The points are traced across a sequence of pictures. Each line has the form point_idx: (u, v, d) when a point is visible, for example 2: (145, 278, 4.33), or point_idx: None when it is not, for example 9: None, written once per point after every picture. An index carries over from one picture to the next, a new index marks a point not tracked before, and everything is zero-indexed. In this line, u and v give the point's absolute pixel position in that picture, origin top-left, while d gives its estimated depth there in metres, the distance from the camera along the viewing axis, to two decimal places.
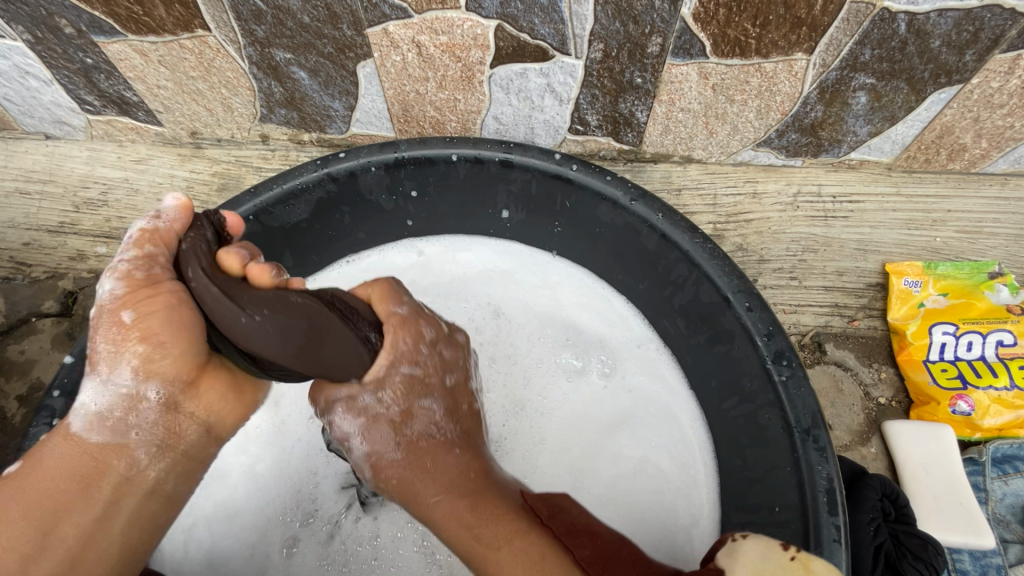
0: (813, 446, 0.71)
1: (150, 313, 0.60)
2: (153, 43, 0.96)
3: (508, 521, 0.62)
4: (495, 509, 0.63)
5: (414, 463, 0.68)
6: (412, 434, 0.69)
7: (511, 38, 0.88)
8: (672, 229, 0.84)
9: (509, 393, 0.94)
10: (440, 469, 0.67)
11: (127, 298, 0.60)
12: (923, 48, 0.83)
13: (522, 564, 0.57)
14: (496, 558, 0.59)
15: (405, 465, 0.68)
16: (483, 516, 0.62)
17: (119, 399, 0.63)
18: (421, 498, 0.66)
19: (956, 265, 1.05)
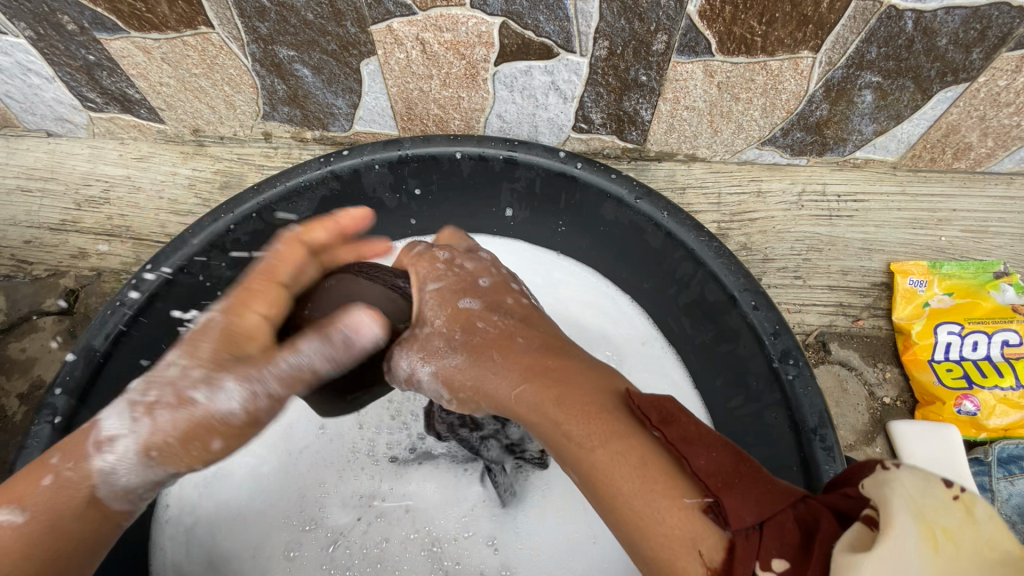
0: (820, 446, 0.70)
1: (238, 445, 0.60)
2: (156, 40, 0.96)
3: (603, 417, 0.50)
4: (582, 406, 0.51)
5: (478, 370, 0.59)
6: (466, 338, 0.62)
7: (515, 35, 0.87)
8: (678, 228, 0.84)
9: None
10: (513, 373, 0.56)
11: (230, 431, 0.57)
12: (929, 46, 0.83)
13: (622, 468, 0.46)
14: (590, 463, 0.48)
15: (469, 371, 0.59)
16: (571, 415, 0.50)
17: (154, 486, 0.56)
18: (497, 400, 0.57)
19: (961, 264, 1.05)
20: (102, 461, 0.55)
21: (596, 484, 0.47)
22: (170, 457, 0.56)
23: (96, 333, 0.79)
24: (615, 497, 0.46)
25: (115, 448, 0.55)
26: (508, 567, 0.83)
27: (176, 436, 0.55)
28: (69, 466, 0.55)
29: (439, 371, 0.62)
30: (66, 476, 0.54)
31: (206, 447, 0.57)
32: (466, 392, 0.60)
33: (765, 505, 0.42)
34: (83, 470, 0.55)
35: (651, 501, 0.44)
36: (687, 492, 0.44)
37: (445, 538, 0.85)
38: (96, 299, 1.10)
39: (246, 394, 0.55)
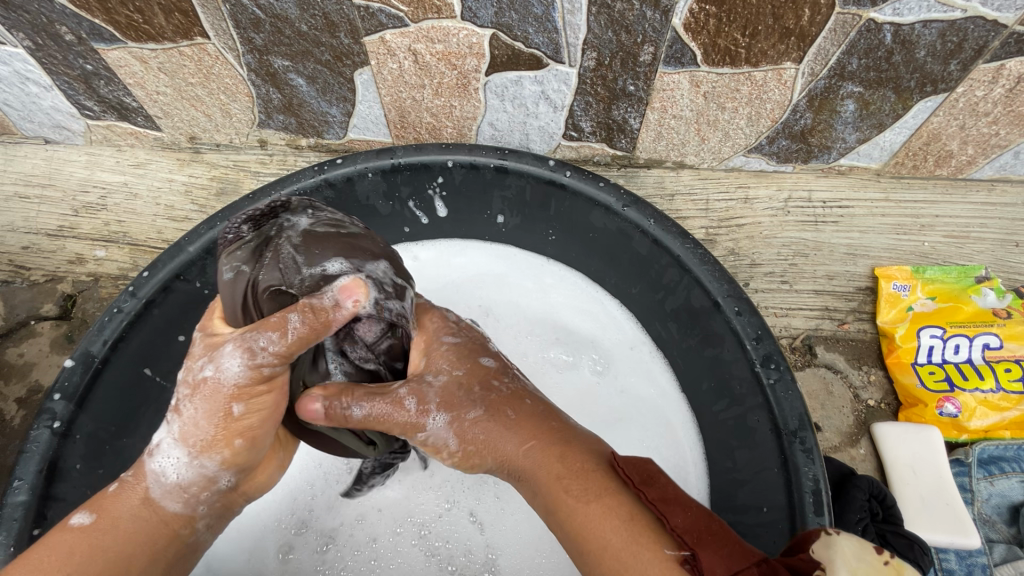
0: (799, 448, 0.72)
1: (261, 409, 0.61)
2: (152, 50, 0.97)
3: (599, 479, 0.53)
4: (579, 463, 0.55)
5: (489, 423, 0.60)
6: (478, 389, 0.61)
7: (506, 47, 0.89)
8: (664, 234, 0.86)
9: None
10: (518, 430, 0.59)
11: (242, 395, 0.58)
12: (908, 58, 0.85)
13: (610, 522, 0.50)
14: (580, 515, 0.51)
15: (482, 424, 0.60)
16: (570, 471, 0.55)
17: (198, 475, 0.62)
18: (500, 454, 0.59)
19: (943, 269, 1.07)
20: (155, 464, 0.62)
21: (586, 536, 0.50)
22: (209, 442, 0.60)
23: (94, 339, 0.81)
24: (603, 551, 0.49)
25: (162, 452, 0.62)
26: (493, 550, 0.85)
27: (203, 418, 0.59)
28: (128, 475, 0.63)
29: (456, 424, 0.60)
30: (129, 481, 0.62)
31: (230, 416, 0.59)
32: (473, 445, 0.60)
33: (737, 558, 0.45)
34: (141, 473, 0.62)
35: (636, 553, 0.47)
36: (669, 545, 0.47)
37: (432, 521, 0.87)
38: (94, 304, 1.11)
39: (244, 356, 0.56)
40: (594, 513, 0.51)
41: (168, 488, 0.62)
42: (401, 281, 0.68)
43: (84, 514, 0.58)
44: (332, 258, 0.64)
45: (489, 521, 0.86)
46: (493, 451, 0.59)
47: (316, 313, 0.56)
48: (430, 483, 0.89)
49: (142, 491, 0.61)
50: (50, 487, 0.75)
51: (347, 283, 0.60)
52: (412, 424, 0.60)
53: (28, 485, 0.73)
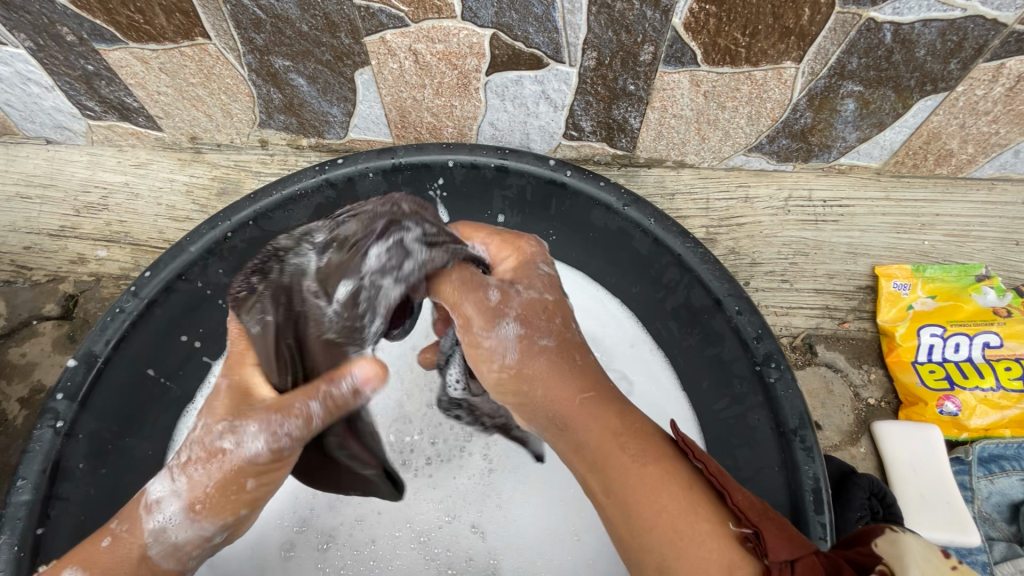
0: (800, 446, 0.73)
1: (270, 482, 0.59)
2: (154, 51, 0.97)
3: (658, 444, 0.53)
4: (636, 426, 0.54)
5: (557, 357, 0.58)
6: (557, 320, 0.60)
7: (506, 46, 0.89)
8: (664, 234, 0.86)
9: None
10: (578, 379, 0.57)
11: (262, 473, 0.57)
12: (908, 57, 0.85)
13: (668, 488, 0.49)
14: (637, 475, 0.50)
15: (547, 359, 0.58)
16: (628, 429, 0.54)
17: (194, 539, 0.59)
18: (556, 398, 0.57)
19: (944, 268, 1.08)
20: (150, 521, 0.57)
21: (641, 499, 0.49)
22: (216, 507, 0.58)
23: (96, 338, 0.81)
24: (659, 515, 0.48)
25: (159, 509, 0.57)
26: (495, 556, 0.85)
27: (215, 485, 0.56)
28: (123, 529, 0.58)
29: (525, 342, 0.58)
30: (124, 536, 0.58)
31: (242, 489, 0.57)
32: (531, 368, 0.58)
33: (796, 544, 0.46)
34: (137, 529, 0.57)
35: (694, 522, 0.47)
36: (729, 520, 0.48)
37: (432, 529, 0.87)
38: (96, 304, 1.12)
39: (270, 438, 0.55)
40: (654, 473, 0.50)
41: (165, 545, 0.58)
42: (394, 237, 0.62)
43: (73, 573, 0.55)
44: (340, 284, 0.63)
45: (491, 528, 0.87)
46: (550, 389, 0.57)
47: (335, 403, 0.60)
48: (432, 495, 0.89)
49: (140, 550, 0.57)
50: (54, 487, 0.75)
51: (363, 369, 0.61)
52: (489, 316, 0.58)
53: (31, 484, 0.73)
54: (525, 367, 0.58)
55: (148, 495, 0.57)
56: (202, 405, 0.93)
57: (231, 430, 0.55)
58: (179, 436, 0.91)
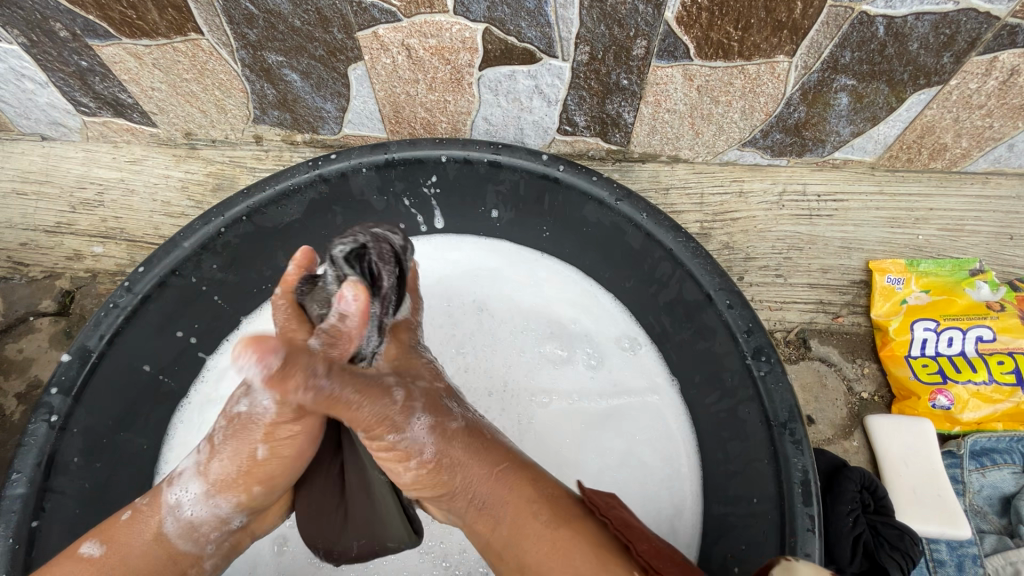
0: (789, 439, 0.73)
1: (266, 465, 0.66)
2: (147, 46, 0.97)
3: (563, 503, 0.63)
4: (548, 489, 0.64)
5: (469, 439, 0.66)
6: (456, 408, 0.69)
7: (498, 41, 0.89)
8: (656, 228, 0.86)
9: (488, 374, 0.96)
10: (484, 455, 0.66)
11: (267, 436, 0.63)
12: (901, 50, 0.85)
13: (580, 548, 0.59)
14: (553, 542, 0.60)
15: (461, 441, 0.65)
16: (540, 495, 0.63)
17: (211, 517, 0.67)
18: (472, 476, 0.65)
19: (938, 262, 1.08)
20: (172, 497, 0.67)
21: (558, 568, 0.58)
22: (227, 485, 0.66)
23: (91, 334, 0.81)
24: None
25: (180, 485, 0.67)
26: None
27: (229, 463, 0.65)
28: (145, 503, 0.68)
29: (436, 430, 0.65)
30: (141, 510, 0.67)
31: (254, 456, 0.65)
32: (450, 458, 0.65)
33: None
34: (155, 504, 0.67)
35: None
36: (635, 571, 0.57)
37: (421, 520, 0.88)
38: (92, 300, 1.12)
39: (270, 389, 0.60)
40: (567, 541, 0.59)
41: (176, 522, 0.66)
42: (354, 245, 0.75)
43: (94, 544, 0.64)
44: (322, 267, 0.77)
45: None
46: (467, 464, 0.65)
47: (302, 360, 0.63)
48: None
49: (153, 526, 0.66)
50: (49, 480, 0.76)
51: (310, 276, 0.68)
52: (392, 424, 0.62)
53: (26, 477, 0.74)
54: (443, 458, 0.64)
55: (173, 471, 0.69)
56: (197, 400, 0.95)
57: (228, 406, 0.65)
58: (171, 431, 0.93)
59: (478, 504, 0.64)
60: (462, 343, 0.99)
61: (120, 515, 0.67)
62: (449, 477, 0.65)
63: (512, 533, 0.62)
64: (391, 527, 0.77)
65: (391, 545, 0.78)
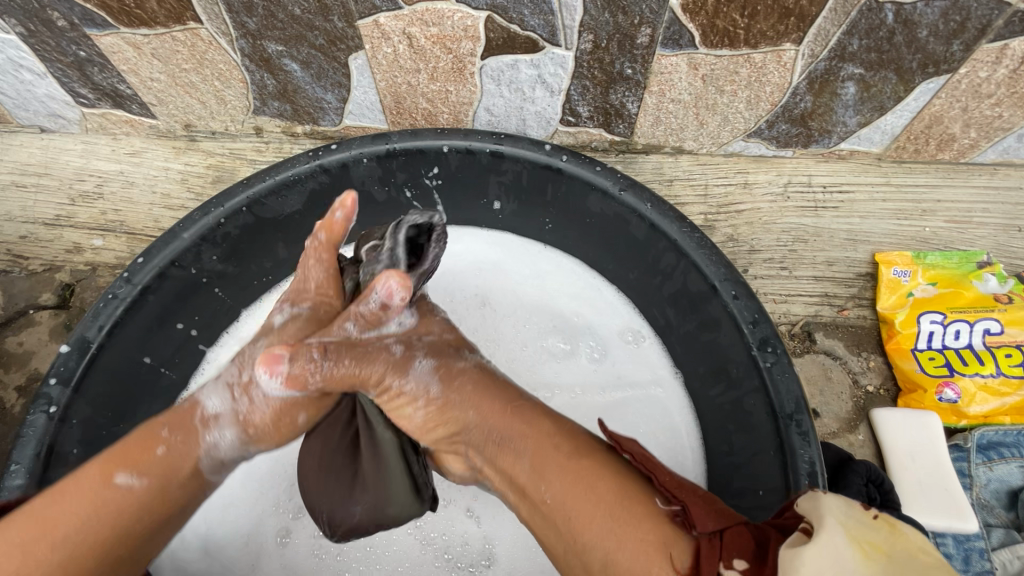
0: (796, 431, 0.72)
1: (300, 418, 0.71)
2: (146, 36, 0.96)
3: (585, 438, 0.60)
4: (569, 425, 0.62)
5: (479, 380, 0.68)
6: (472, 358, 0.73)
7: (501, 29, 0.88)
8: (660, 218, 0.85)
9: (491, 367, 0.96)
10: (500, 396, 0.65)
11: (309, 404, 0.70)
12: (910, 38, 0.84)
13: (604, 476, 0.55)
14: (574, 469, 0.56)
15: (472, 381, 0.67)
16: (561, 430, 0.61)
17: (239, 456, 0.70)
18: (487, 411, 0.64)
19: (945, 254, 1.07)
20: (208, 435, 0.67)
21: (579, 494, 0.54)
22: (264, 433, 0.70)
23: (90, 325, 0.80)
24: (597, 509, 0.53)
25: (218, 425, 0.68)
26: (490, 541, 0.86)
27: (269, 413, 0.68)
28: (179, 438, 0.66)
29: (441, 370, 0.68)
30: (178, 444, 0.65)
31: (292, 421, 0.70)
32: (457, 395, 0.66)
33: (722, 518, 0.53)
34: (191, 441, 0.66)
35: (630, 506, 0.53)
36: (660, 500, 0.54)
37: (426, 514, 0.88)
38: (93, 293, 1.12)
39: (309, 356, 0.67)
40: (590, 466, 0.56)
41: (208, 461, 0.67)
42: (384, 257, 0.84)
43: (130, 476, 0.61)
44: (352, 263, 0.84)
45: (484, 513, 0.87)
46: (481, 400, 0.65)
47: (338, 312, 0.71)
48: None
49: (189, 463, 0.65)
50: (48, 471, 0.75)
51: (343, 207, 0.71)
52: (399, 364, 0.68)
53: (24, 469, 0.73)
54: (449, 394, 0.66)
55: (207, 410, 0.68)
56: None
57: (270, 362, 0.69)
58: None
59: (498, 439, 0.62)
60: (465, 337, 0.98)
61: (150, 445, 0.64)
62: (460, 413, 0.65)
63: (531, 464, 0.58)
64: (395, 491, 0.75)
65: (393, 512, 0.75)
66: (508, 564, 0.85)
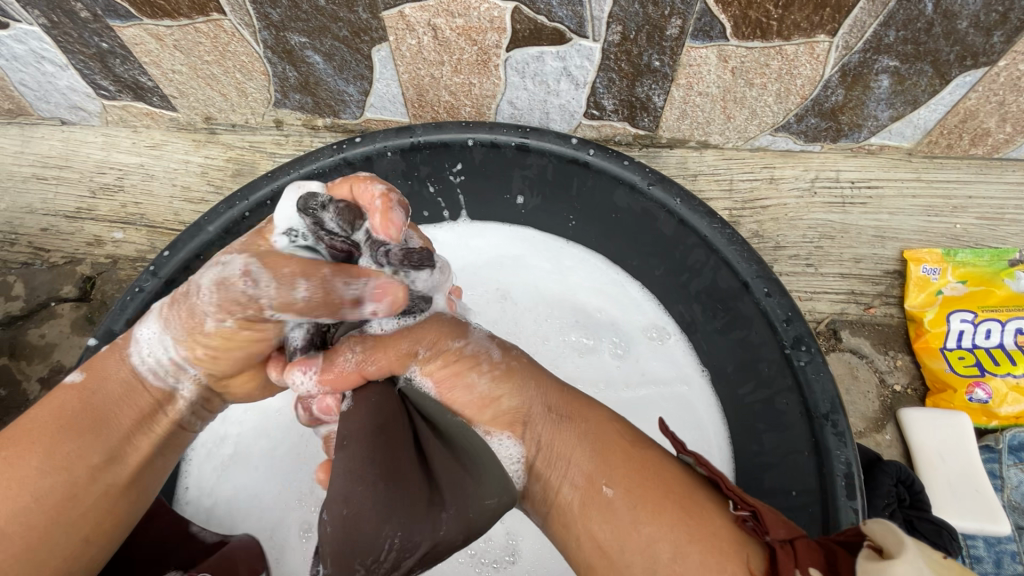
0: (831, 430, 0.71)
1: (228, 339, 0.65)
2: (168, 27, 0.96)
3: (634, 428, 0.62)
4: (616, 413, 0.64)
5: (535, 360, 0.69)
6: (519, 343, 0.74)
7: (528, 20, 0.86)
8: (690, 214, 0.83)
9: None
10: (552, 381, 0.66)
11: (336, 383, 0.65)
12: (949, 29, 0.81)
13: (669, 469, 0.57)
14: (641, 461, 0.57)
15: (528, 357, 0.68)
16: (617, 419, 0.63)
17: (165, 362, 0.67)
18: (547, 390, 0.64)
19: (976, 252, 1.04)
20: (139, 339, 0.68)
21: (647, 485, 0.55)
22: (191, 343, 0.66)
23: (116, 317, 0.80)
24: (665, 498, 0.54)
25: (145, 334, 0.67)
26: (514, 536, 0.88)
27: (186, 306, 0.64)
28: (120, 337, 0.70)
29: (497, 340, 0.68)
30: (117, 342, 0.68)
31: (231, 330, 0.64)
32: (519, 362, 0.66)
33: (790, 527, 0.52)
34: (128, 337, 0.68)
35: (698, 503, 0.54)
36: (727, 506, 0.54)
37: None
38: (114, 286, 1.12)
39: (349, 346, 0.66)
40: (653, 458, 0.58)
41: (143, 368, 0.67)
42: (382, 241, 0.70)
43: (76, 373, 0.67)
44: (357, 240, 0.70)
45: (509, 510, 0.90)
46: (539, 379, 0.65)
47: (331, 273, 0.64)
48: None
49: (123, 360, 0.67)
50: None
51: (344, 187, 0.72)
52: (455, 327, 0.68)
53: None
54: (510, 362, 0.66)
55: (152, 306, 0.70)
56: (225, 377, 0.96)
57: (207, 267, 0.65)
58: None
59: (554, 416, 0.62)
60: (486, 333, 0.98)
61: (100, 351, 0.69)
62: (519, 380, 0.65)
63: (594, 451, 0.59)
64: (486, 478, 0.62)
65: (491, 503, 0.61)
66: (534, 561, 0.87)
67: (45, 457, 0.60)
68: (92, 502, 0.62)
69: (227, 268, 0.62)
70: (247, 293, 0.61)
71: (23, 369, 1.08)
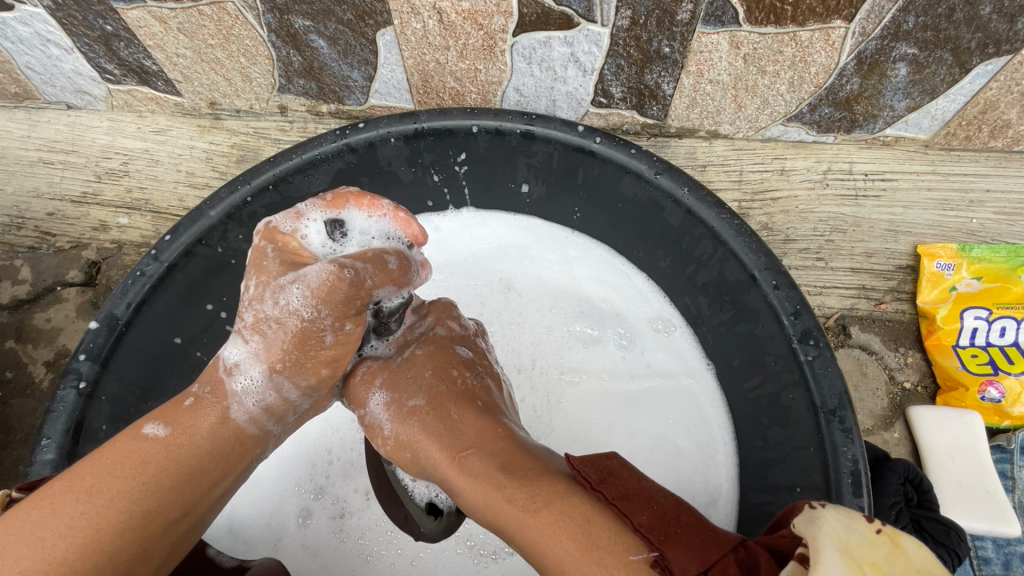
0: (838, 427, 0.69)
1: (346, 343, 0.75)
2: (172, 10, 0.94)
3: (529, 473, 0.61)
4: (507, 461, 0.63)
5: (429, 409, 0.75)
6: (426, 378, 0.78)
7: (535, 4, 0.84)
8: (698, 205, 0.81)
9: (518, 352, 0.98)
10: (443, 437, 0.70)
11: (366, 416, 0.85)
12: (972, 15, 0.78)
13: (571, 527, 0.54)
14: (534, 523, 0.56)
15: (425, 412, 0.75)
16: (511, 479, 0.60)
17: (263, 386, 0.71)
18: (438, 450, 0.70)
19: (992, 248, 1.01)
20: (236, 383, 0.71)
21: (542, 546, 0.55)
22: (295, 365, 0.73)
23: (118, 301, 0.81)
24: (564, 563, 0.52)
25: (242, 370, 0.72)
26: None
27: (290, 333, 0.71)
28: (207, 390, 0.70)
29: (398, 400, 0.77)
30: (206, 398, 0.69)
31: (322, 344, 0.72)
32: (411, 423, 0.75)
33: (708, 553, 0.50)
34: (221, 392, 0.70)
35: (599, 558, 0.51)
36: (636, 551, 0.51)
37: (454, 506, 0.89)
38: (119, 272, 1.12)
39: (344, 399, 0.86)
40: (547, 516, 0.55)
41: (249, 410, 0.71)
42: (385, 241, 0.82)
43: (157, 426, 0.64)
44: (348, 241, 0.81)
45: None
46: (431, 438, 0.71)
47: (399, 258, 0.76)
48: None
49: (219, 411, 0.69)
50: (77, 447, 0.77)
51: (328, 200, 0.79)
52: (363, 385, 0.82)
53: (55, 444, 0.75)
54: (407, 421, 0.75)
55: (228, 362, 0.72)
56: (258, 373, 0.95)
57: (276, 296, 0.71)
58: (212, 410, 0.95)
59: (445, 476, 0.68)
60: (490, 321, 1.00)
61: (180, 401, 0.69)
62: (416, 447, 0.73)
63: (490, 515, 0.60)
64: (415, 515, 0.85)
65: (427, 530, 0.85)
66: None
67: (129, 503, 0.57)
68: (156, 554, 0.59)
69: (310, 281, 0.69)
70: (352, 283, 0.70)
71: (29, 353, 1.09)
